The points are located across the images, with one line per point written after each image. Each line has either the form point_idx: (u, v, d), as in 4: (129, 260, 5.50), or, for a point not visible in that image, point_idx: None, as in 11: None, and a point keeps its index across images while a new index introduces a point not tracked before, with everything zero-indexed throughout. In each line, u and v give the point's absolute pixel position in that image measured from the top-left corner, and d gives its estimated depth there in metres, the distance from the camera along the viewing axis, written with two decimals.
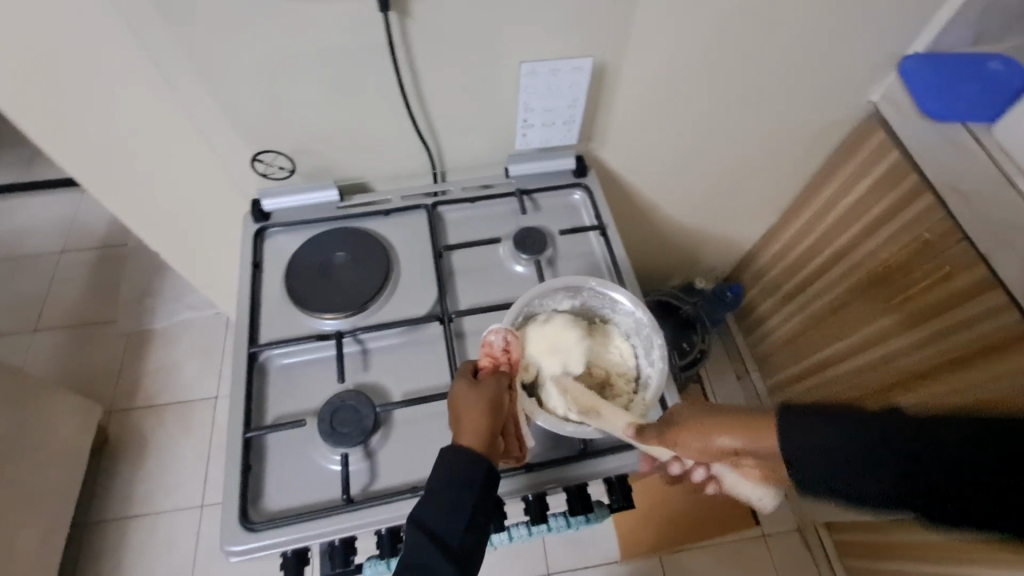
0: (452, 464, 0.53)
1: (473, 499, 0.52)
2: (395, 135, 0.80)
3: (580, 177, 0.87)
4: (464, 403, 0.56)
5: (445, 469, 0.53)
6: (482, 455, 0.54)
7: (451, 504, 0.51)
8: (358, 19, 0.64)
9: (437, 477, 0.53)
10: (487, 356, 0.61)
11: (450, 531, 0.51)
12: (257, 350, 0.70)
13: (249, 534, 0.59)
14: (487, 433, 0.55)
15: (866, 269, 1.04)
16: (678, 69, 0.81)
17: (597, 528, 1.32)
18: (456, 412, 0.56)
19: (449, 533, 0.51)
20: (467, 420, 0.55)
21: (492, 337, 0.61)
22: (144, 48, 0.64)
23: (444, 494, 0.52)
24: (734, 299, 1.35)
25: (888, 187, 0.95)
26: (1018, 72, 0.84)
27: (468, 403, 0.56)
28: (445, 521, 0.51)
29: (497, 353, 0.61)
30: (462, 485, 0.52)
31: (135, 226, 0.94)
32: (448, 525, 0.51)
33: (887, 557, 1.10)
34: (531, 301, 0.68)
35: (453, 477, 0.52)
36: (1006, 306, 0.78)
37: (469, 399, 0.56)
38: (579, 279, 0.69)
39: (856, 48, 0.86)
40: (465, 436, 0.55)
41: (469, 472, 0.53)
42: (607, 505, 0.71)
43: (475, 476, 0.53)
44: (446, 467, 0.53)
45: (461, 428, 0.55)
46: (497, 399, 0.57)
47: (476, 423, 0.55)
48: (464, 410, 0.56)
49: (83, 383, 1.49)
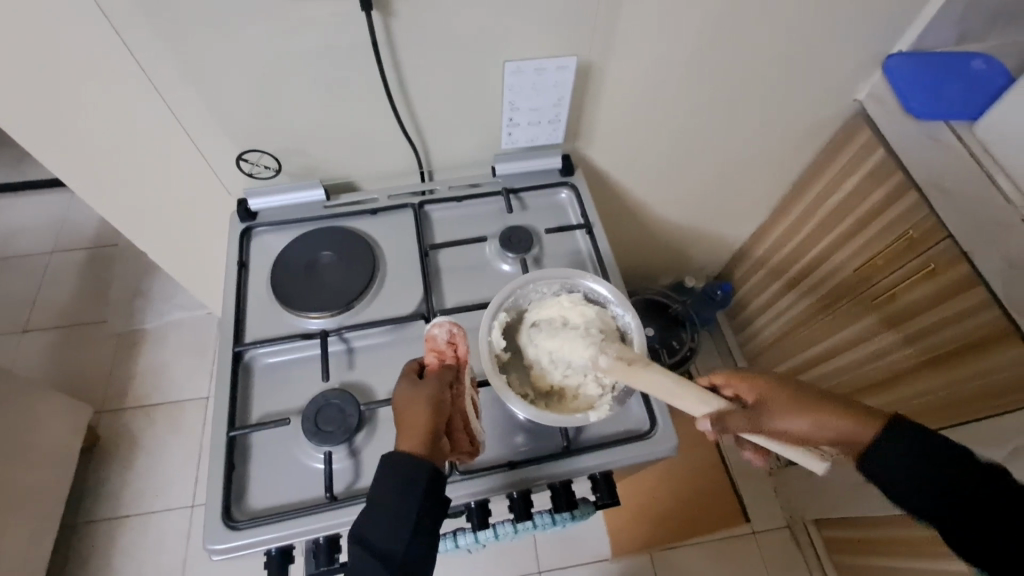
0: (391, 472, 0.53)
1: (417, 505, 0.51)
2: (381, 135, 0.80)
3: (567, 176, 0.87)
4: (404, 405, 0.57)
5: (387, 478, 0.52)
6: (424, 457, 0.54)
7: (394, 513, 0.51)
8: (342, 19, 0.64)
9: (380, 486, 0.52)
10: (432, 350, 0.63)
11: (395, 540, 0.50)
12: (242, 349, 0.70)
13: (231, 533, 0.60)
14: (428, 433, 0.55)
15: (854, 267, 1.04)
16: (663, 68, 0.82)
17: (587, 525, 1.33)
18: (400, 414, 0.57)
19: (395, 543, 0.50)
20: (407, 423, 0.55)
21: (436, 330, 0.64)
22: (126, 47, 0.64)
23: (389, 504, 0.51)
24: (724, 298, 1.40)
25: (874, 184, 0.96)
26: (1000, 72, 0.86)
27: (410, 404, 0.57)
28: (390, 530, 0.50)
29: (441, 347, 0.63)
30: (405, 492, 0.52)
31: (122, 225, 0.93)
32: (393, 534, 0.50)
33: (875, 553, 1.11)
34: (519, 293, 0.69)
35: (395, 485, 0.52)
36: (988, 303, 0.78)
37: (409, 400, 0.57)
38: (571, 274, 0.70)
39: (840, 47, 0.86)
40: (406, 440, 0.55)
41: (414, 476, 0.52)
42: (592, 502, 0.71)
43: (417, 482, 0.52)
44: (393, 472, 0.52)
45: (402, 432, 0.55)
46: (437, 397, 0.57)
47: (416, 424, 0.55)
48: (404, 412, 0.56)
49: (73, 383, 1.48)
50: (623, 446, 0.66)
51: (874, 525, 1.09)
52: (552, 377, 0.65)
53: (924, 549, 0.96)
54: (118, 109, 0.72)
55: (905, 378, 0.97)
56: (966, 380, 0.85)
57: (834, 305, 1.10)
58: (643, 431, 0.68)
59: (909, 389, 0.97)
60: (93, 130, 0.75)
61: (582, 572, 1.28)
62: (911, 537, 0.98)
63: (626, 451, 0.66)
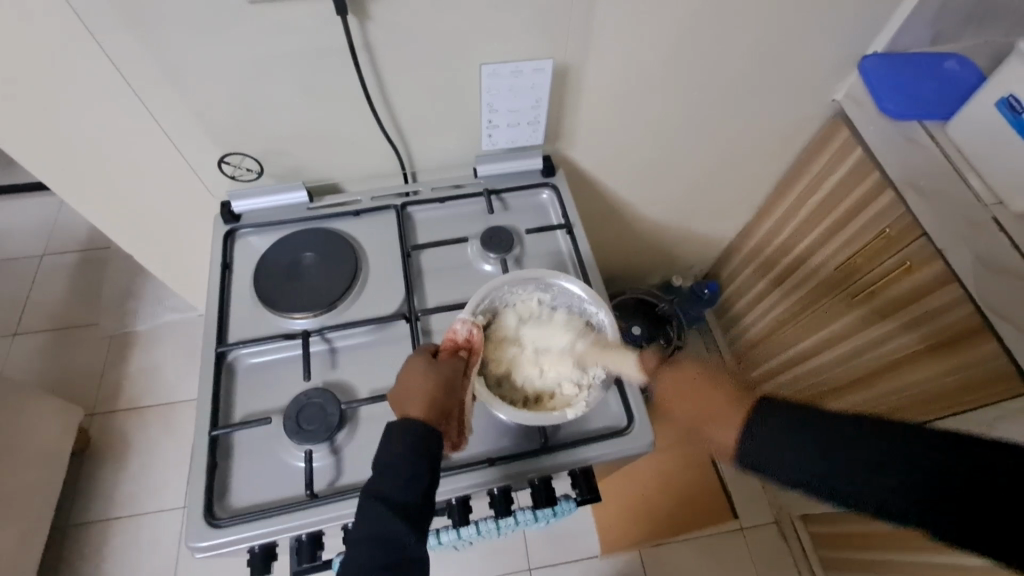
0: (407, 431, 0.55)
1: (428, 465, 0.54)
2: (362, 137, 0.81)
3: (548, 176, 0.89)
4: (414, 382, 0.59)
5: (400, 439, 0.55)
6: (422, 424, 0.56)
7: (409, 471, 0.53)
8: (320, 24, 0.65)
9: (391, 447, 0.54)
10: (448, 340, 0.64)
11: (408, 496, 0.52)
12: (225, 349, 0.71)
13: (213, 530, 0.60)
14: (431, 406, 0.57)
15: (833, 266, 1.06)
16: (641, 69, 0.83)
17: (577, 522, 1.34)
18: (408, 387, 0.59)
19: (407, 499, 0.52)
20: (413, 395, 0.58)
21: (458, 326, 0.64)
22: (105, 53, 0.65)
23: (402, 464, 0.53)
24: (711, 297, 1.40)
25: (854, 183, 0.97)
26: (972, 72, 0.88)
27: (420, 381, 0.59)
28: (403, 488, 0.52)
29: (459, 341, 0.64)
30: (416, 453, 0.54)
31: (109, 228, 0.94)
32: (405, 491, 0.52)
33: (861, 547, 1.12)
34: (497, 293, 0.70)
35: (406, 446, 0.54)
36: (961, 300, 0.79)
37: (420, 377, 0.59)
38: (547, 275, 0.70)
39: (815, 49, 0.88)
40: (411, 411, 0.57)
41: (424, 437, 0.55)
42: (573, 498, 0.71)
43: (428, 443, 0.55)
44: (403, 434, 0.55)
45: (408, 404, 0.58)
46: (450, 379, 0.60)
47: (423, 397, 0.58)
48: (413, 387, 0.59)
49: (64, 386, 1.49)
50: (600, 443, 0.68)
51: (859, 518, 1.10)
52: (531, 382, 0.67)
53: (907, 542, 0.97)
54: (101, 112, 0.72)
55: (882, 376, 0.99)
56: (940, 376, 0.87)
57: (818, 302, 1.11)
58: (621, 427, 0.69)
59: (887, 386, 0.98)
60: (76, 133, 0.75)
61: (572, 569, 1.29)
62: (897, 531, 0.99)
63: (603, 448, 0.67)
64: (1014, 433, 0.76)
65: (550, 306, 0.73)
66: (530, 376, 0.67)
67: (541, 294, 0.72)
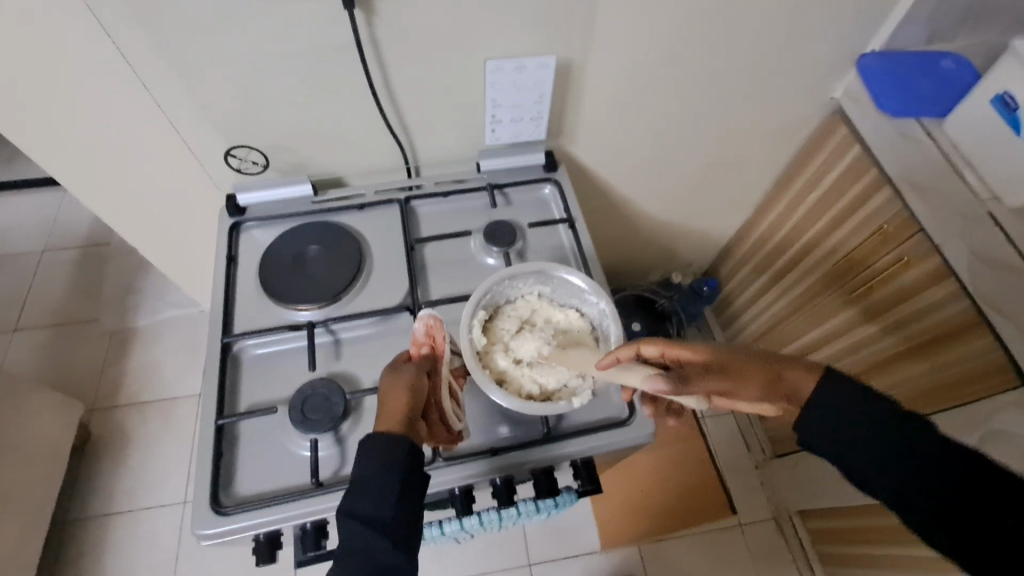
0: (372, 451, 0.55)
1: (398, 477, 0.53)
2: (367, 132, 0.81)
3: (550, 172, 0.89)
4: (382, 396, 0.59)
5: (368, 458, 0.54)
6: (399, 437, 0.56)
7: (379, 486, 0.53)
8: (326, 18, 0.66)
9: (361, 467, 0.54)
10: (412, 346, 0.66)
11: (382, 511, 0.52)
12: (230, 340, 0.72)
13: (219, 518, 0.61)
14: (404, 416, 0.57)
15: (832, 263, 1.07)
16: (642, 66, 0.84)
17: (577, 518, 1.34)
18: (379, 404, 0.60)
19: (382, 514, 0.51)
20: (384, 409, 0.58)
21: (417, 325, 0.66)
22: (113, 45, 0.66)
23: (373, 479, 0.53)
24: (711, 293, 1.41)
25: (852, 180, 0.98)
26: (967, 70, 0.90)
27: (387, 394, 0.59)
28: (376, 503, 0.52)
29: (421, 342, 0.66)
30: (389, 467, 0.54)
31: (113, 220, 0.95)
32: (379, 506, 0.52)
33: (858, 542, 1.13)
34: (499, 284, 0.71)
35: (375, 463, 0.54)
36: (957, 295, 0.81)
37: (386, 390, 0.59)
38: (548, 267, 0.72)
39: (814, 47, 0.89)
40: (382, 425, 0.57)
41: (390, 451, 0.54)
42: (575, 490, 0.73)
43: (396, 456, 0.54)
44: (370, 453, 0.54)
45: (380, 419, 0.58)
46: (414, 383, 0.60)
47: (394, 409, 0.58)
48: (384, 401, 0.59)
49: (64, 381, 1.49)
50: (602, 433, 0.68)
51: (853, 512, 1.12)
52: (537, 375, 0.67)
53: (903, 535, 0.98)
54: (107, 104, 0.73)
55: (879, 372, 1.00)
56: (937, 371, 0.88)
57: (816, 299, 1.12)
58: (623, 418, 0.70)
59: (884, 381, 0.99)
60: (83, 125, 0.76)
61: (572, 565, 1.30)
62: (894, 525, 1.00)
63: (603, 439, 0.68)
64: (999, 426, 0.76)
65: (551, 298, 0.74)
66: (536, 370, 0.67)
67: (542, 286, 0.73)
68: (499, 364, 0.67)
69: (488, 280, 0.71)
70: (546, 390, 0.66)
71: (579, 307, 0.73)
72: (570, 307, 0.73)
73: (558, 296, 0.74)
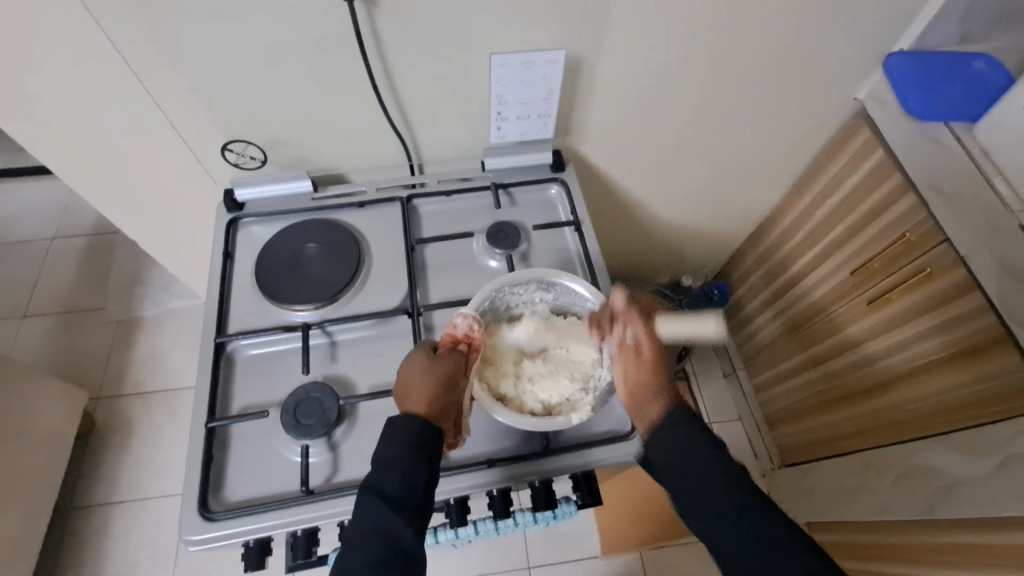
0: (407, 432, 0.57)
1: (427, 462, 0.56)
2: (369, 128, 0.79)
3: (558, 171, 0.86)
4: (412, 376, 0.60)
5: (401, 438, 0.56)
6: (429, 423, 0.58)
7: (406, 471, 0.55)
8: (324, 10, 0.64)
9: (394, 445, 0.56)
10: (448, 334, 0.64)
11: (407, 494, 0.54)
12: (224, 340, 0.70)
13: (208, 524, 0.60)
14: (436, 404, 0.59)
15: (848, 271, 1.03)
16: (656, 63, 0.80)
17: (578, 522, 1.32)
18: (408, 383, 0.60)
19: (406, 497, 0.54)
20: (414, 390, 0.59)
21: (459, 320, 0.64)
22: (106, 36, 0.64)
23: (403, 462, 0.55)
24: (721, 298, 1.36)
25: (874, 185, 0.93)
26: (1000, 72, 0.85)
27: (422, 373, 0.60)
28: (404, 485, 0.54)
29: (459, 335, 0.64)
30: (417, 453, 0.56)
31: (112, 213, 0.93)
32: (405, 489, 0.54)
33: (862, 559, 1.08)
34: (499, 290, 0.68)
35: (407, 444, 0.56)
36: (982, 309, 0.77)
37: (421, 371, 0.60)
38: (551, 274, 0.69)
39: (836, 46, 0.85)
40: (414, 405, 0.59)
41: (422, 437, 0.57)
42: (574, 501, 0.70)
43: (429, 440, 0.57)
44: (402, 434, 0.57)
45: (411, 399, 0.59)
46: (451, 376, 0.60)
47: (427, 393, 0.59)
48: (413, 383, 0.60)
49: (71, 368, 1.49)
50: (602, 447, 0.66)
51: (863, 527, 1.06)
52: (537, 389, 0.65)
53: (908, 555, 0.94)
54: (101, 97, 0.71)
55: (892, 387, 0.96)
56: (955, 388, 0.84)
57: (830, 307, 1.08)
58: (624, 431, 0.67)
59: (897, 396, 0.95)
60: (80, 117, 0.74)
61: (571, 569, 1.28)
62: (904, 544, 0.95)
63: (604, 452, 0.65)
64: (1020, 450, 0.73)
65: (554, 304, 0.72)
66: (539, 382, 0.66)
67: (545, 293, 0.71)
68: (500, 373, 0.66)
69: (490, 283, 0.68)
70: (546, 404, 0.65)
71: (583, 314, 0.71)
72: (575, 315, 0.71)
73: (562, 302, 0.72)
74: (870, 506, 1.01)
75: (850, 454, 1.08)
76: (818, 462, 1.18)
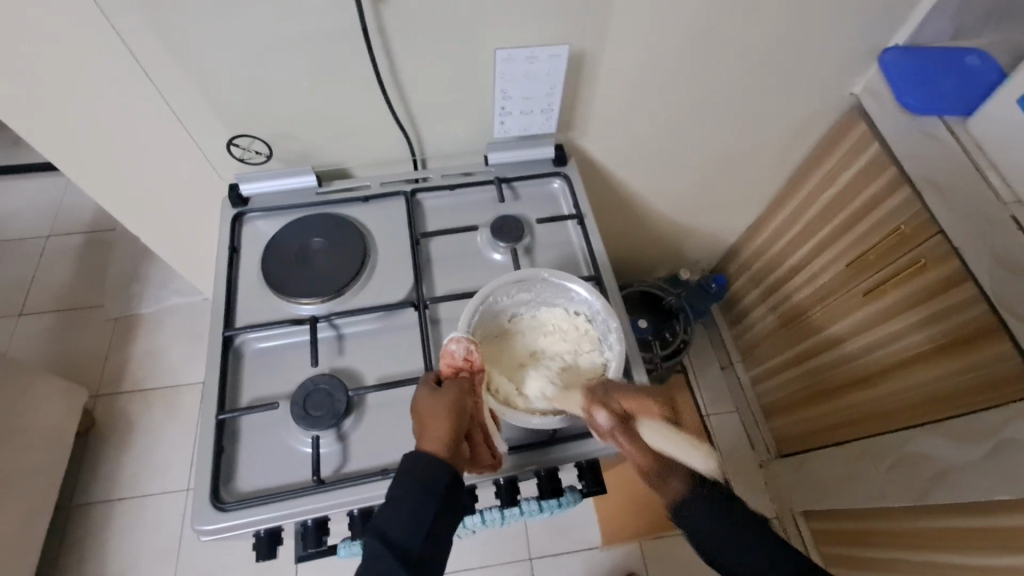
0: (415, 473, 0.54)
1: (434, 508, 0.53)
2: (374, 122, 0.80)
3: (560, 166, 0.87)
4: (425, 411, 0.58)
5: (408, 478, 0.54)
6: (449, 461, 0.56)
7: (414, 514, 0.53)
8: (331, 5, 0.64)
9: (401, 483, 0.54)
10: (447, 363, 0.61)
11: (408, 539, 0.52)
12: (233, 333, 0.71)
13: (219, 514, 0.60)
14: (451, 439, 0.56)
15: (844, 264, 1.05)
16: (658, 58, 0.81)
17: (579, 513, 1.34)
18: (421, 422, 0.57)
19: (409, 541, 0.52)
20: (429, 429, 0.57)
21: (453, 346, 0.61)
22: (113, 31, 0.64)
23: (411, 502, 0.53)
24: (719, 291, 1.38)
25: (870, 178, 0.95)
26: (993, 67, 0.87)
27: (431, 410, 0.57)
28: (405, 529, 0.52)
29: (458, 362, 0.61)
30: (423, 496, 0.54)
31: (116, 208, 0.94)
32: (409, 534, 0.52)
33: (861, 544, 1.10)
34: (485, 300, 0.68)
35: (415, 485, 0.54)
36: (975, 299, 0.78)
37: (428, 406, 0.58)
38: (528, 274, 0.69)
39: (833, 41, 0.86)
40: (428, 443, 0.56)
41: (433, 479, 0.54)
42: (578, 490, 0.70)
43: (437, 484, 0.54)
44: (413, 475, 0.54)
45: (424, 435, 0.57)
46: (458, 406, 0.58)
47: (440, 431, 0.56)
48: (426, 418, 0.57)
49: (70, 367, 1.49)
50: None
51: (865, 516, 1.07)
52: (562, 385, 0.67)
53: (908, 540, 0.96)
54: (104, 90, 0.71)
55: (889, 376, 0.98)
56: (950, 377, 0.85)
57: (826, 300, 1.10)
58: None
59: (892, 386, 0.97)
60: (86, 113, 0.75)
61: (573, 559, 1.30)
62: (906, 530, 0.96)
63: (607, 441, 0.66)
64: (1013, 436, 0.74)
65: (536, 302, 0.72)
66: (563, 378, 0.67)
67: (526, 292, 0.71)
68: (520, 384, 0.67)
69: (475, 296, 0.68)
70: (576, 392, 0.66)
71: (567, 304, 0.72)
72: (556, 304, 0.72)
73: (543, 296, 0.72)
74: (868, 495, 1.03)
75: (843, 443, 1.10)
76: (811, 453, 1.20)
